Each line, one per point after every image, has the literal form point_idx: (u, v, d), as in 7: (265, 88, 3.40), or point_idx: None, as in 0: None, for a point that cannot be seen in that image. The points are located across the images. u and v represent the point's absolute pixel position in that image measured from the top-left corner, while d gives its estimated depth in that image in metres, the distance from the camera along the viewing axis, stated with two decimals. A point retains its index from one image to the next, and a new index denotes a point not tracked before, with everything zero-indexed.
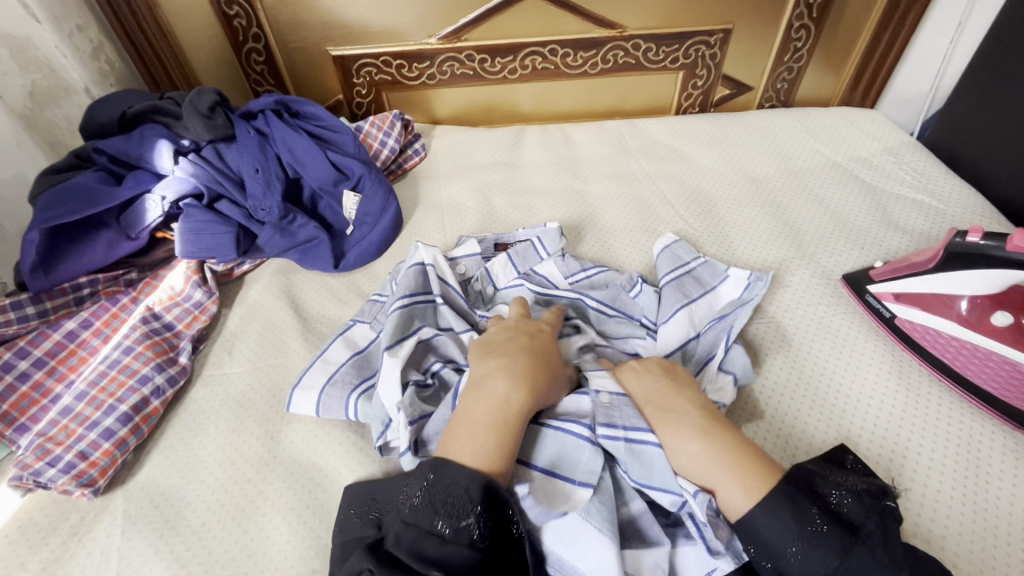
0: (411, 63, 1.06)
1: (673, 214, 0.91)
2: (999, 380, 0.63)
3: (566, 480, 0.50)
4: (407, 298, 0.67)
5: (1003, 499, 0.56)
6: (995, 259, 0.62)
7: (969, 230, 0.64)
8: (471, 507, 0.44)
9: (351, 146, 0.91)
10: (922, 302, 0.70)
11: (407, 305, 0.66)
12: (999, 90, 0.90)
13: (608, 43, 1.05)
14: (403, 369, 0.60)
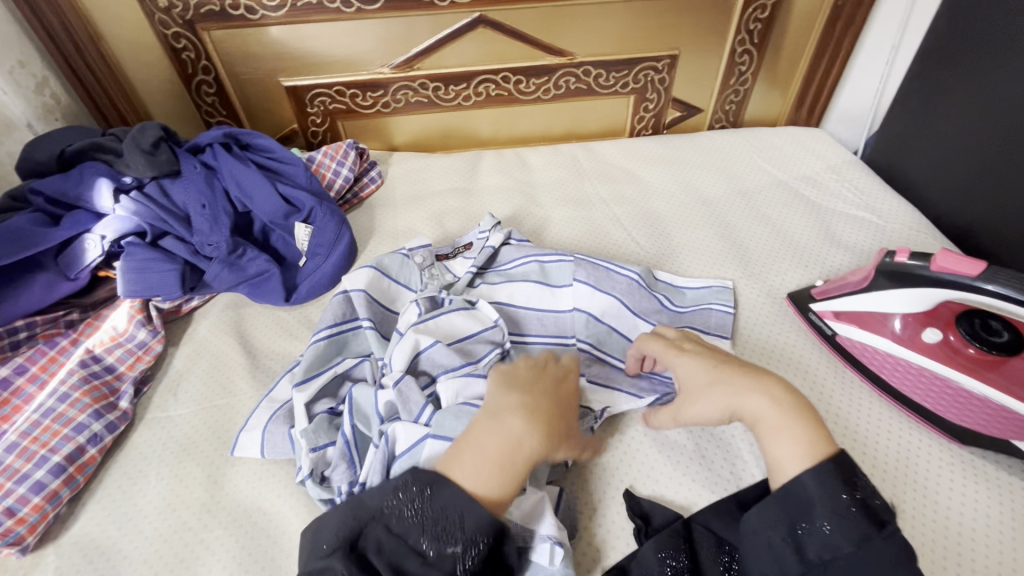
0: (365, 91, 1.06)
1: (625, 236, 0.93)
2: (931, 395, 0.65)
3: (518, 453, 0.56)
4: (333, 327, 0.70)
5: (941, 508, 0.57)
6: (921, 279, 0.64)
7: (897, 251, 0.66)
8: (459, 525, 0.47)
9: (302, 177, 0.90)
10: (858, 320, 0.72)
11: (332, 334, 0.69)
12: (930, 109, 0.94)
13: (559, 69, 1.07)
14: (309, 403, 0.62)
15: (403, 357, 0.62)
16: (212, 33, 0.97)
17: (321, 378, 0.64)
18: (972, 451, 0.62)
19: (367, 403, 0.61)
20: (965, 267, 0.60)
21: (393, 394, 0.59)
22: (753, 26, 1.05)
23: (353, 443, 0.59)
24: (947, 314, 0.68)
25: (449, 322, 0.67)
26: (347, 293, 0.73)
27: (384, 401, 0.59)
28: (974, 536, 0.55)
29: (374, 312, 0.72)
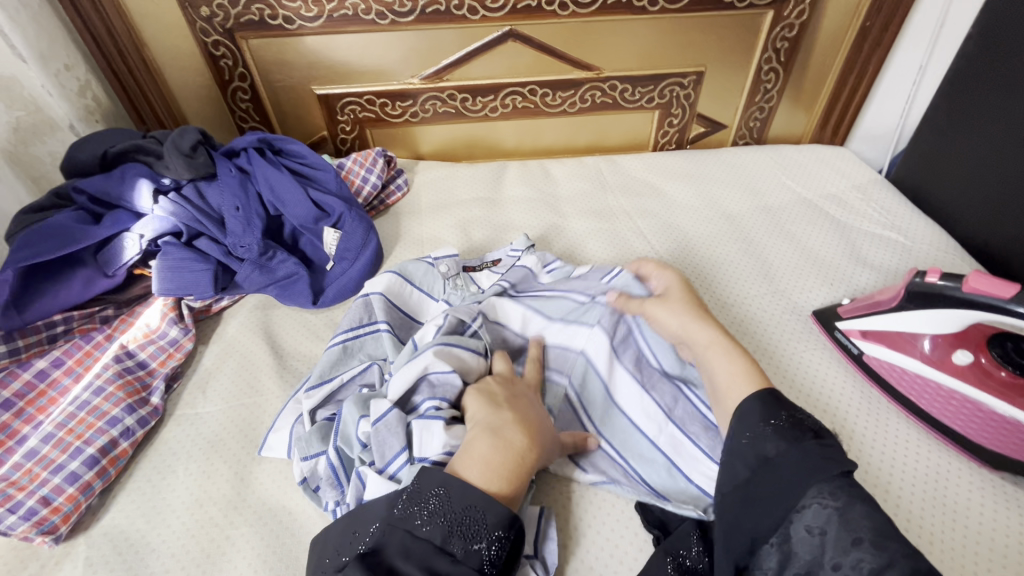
0: (394, 101, 1.08)
1: (649, 249, 0.93)
2: (961, 417, 0.64)
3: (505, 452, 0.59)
4: (350, 332, 0.71)
5: (974, 531, 0.56)
6: (952, 299, 0.63)
7: (928, 270, 0.66)
8: (474, 509, 0.49)
9: (332, 183, 0.92)
10: (888, 340, 0.71)
11: (346, 341, 0.70)
12: (959, 130, 0.93)
13: (585, 84, 1.08)
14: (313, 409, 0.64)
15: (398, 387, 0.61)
16: (249, 42, 1.00)
17: (329, 387, 0.65)
18: (1002, 475, 0.61)
19: (351, 428, 0.60)
20: (998, 289, 0.59)
21: (371, 430, 0.58)
22: (780, 44, 1.06)
23: (340, 466, 0.59)
24: (977, 336, 0.68)
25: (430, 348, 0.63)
26: (368, 297, 0.74)
27: (363, 431, 0.59)
28: (1005, 562, 0.54)
29: (392, 316, 0.73)
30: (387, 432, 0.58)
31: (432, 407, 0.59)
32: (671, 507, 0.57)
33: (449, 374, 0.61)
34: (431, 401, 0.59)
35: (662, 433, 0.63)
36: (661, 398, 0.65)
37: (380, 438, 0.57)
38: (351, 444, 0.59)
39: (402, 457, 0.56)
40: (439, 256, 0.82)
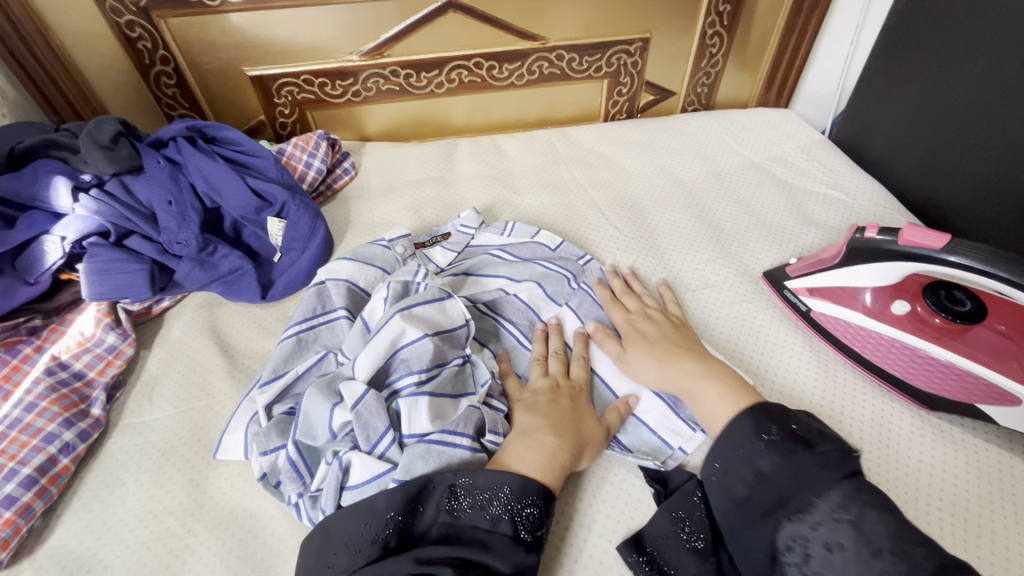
0: (334, 80, 1.03)
1: (604, 221, 0.94)
2: (901, 363, 0.68)
3: (455, 395, 0.61)
4: (304, 323, 0.67)
5: (918, 470, 0.60)
6: (892, 252, 0.65)
7: (867, 226, 0.68)
8: (501, 488, 0.51)
9: (273, 170, 0.88)
10: (833, 295, 0.73)
11: (300, 332, 0.66)
12: (893, 89, 0.96)
13: (532, 54, 1.06)
14: (271, 402, 0.60)
15: (367, 367, 0.58)
16: (169, 21, 0.92)
17: (283, 380, 0.62)
18: (939, 415, 0.65)
19: (320, 417, 0.56)
20: (930, 239, 0.62)
21: (352, 416, 0.54)
22: (723, 8, 1.06)
23: (299, 459, 0.55)
24: (914, 286, 0.71)
25: (396, 325, 0.60)
26: (322, 286, 0.70)
27: (339, 420, 0.55)
28: (950, 498, 0.58)
29: (353, 301, 0.69)
30: (369, 415, 0.55)
31: (412, 384, 0.58)
32: (631, 458, 0.62)
33: (421, 341, 0.59)
34: (409, 377, 0.58)
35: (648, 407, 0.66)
36: None
37: (364, 422, 0.54)
38: (314, 433, 0.55)
39: (390, 438, 0.55)
40: (393, 238, 0.80)
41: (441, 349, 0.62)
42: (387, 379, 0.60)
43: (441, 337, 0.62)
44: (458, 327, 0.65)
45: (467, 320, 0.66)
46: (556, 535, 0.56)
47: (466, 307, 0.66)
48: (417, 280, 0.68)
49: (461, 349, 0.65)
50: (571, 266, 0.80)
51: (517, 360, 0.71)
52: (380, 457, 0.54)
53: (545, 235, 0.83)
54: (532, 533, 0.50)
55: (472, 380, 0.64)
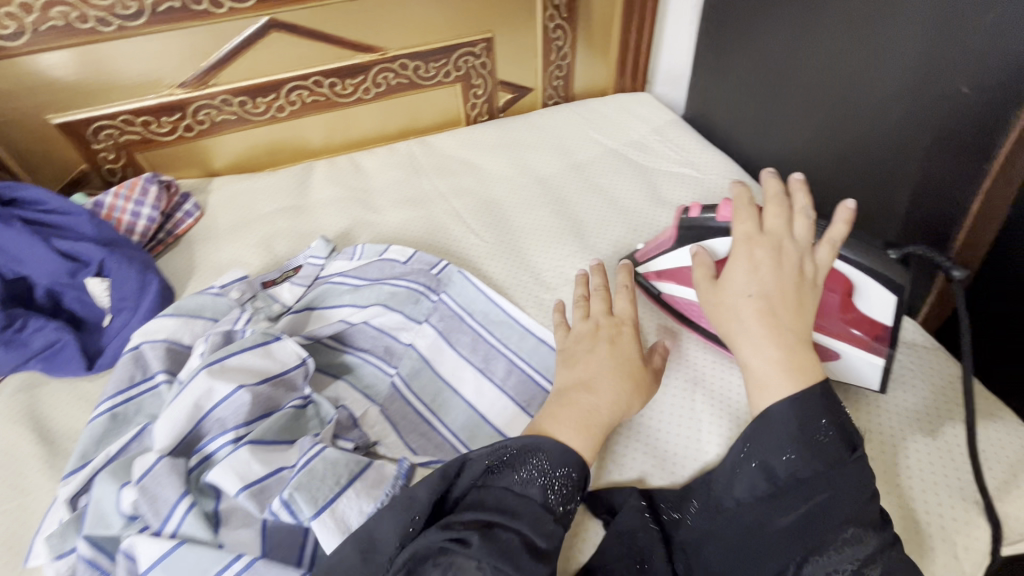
0: (158, 117, 0.95)
1: (465, 229, 0.92)
2: None
3: (288, 442, 0.57)
4: (119, 395, 0.61)
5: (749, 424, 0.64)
6: (714, 228, 0.67)
7: (690, 207, 0.69)
8: (541, 459, 0.52)
9: (88, 227, 0.79)
10: (677, 278, 0.74)
11: (115, 407, 0.60)
12: (724, 64, 1.00)
13: (373, 66, 1.02)
14: (71, 494, 0.53)
15: (168, 435, 0.54)
16: None
17: (88, 466, 0.55)
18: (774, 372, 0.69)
19: (110, 503, 0.51)
20: (744, 212, 0.63)
21: (136, 492, 0.49)
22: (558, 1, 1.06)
23: (96, 553, 0.49)
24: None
25: (202, 384, 0.55)
26: (139, 350, 0.64)
27: (127, 501, 0.50)
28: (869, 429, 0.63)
29: (173, 361, 0.63)
30: (157, 487, 0.50)
31: (227, 443, 0.54)
32: None
33: (235, 395, 0.56)
34: (223, 437, 0.54)
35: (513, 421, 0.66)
36: (495, 376, 0.70)
37: (149, 494, 0.49)
38: (108, 521, 0.50)
39: (184, 507, 0.49)
40: (226, 283, 0.74)
41: (264, 398, 0.58)
42: (199, 443, 0.55)
43: (268, 385, 0.59)
44: (290, 370, 0.62)
45: (303, 358, 0.63)
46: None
47: (299, 345, 0.63)
48: (239, 327, 0.64)
49: (299, 391, 0.62)
50: (427, 284, 0.77)
51: (375, 391, 0.69)
52: (172, 534, 0.49)
53: (395, 250, 0.80)
54: (562, 504, 0.51)
55: (315, 421, 0.61)
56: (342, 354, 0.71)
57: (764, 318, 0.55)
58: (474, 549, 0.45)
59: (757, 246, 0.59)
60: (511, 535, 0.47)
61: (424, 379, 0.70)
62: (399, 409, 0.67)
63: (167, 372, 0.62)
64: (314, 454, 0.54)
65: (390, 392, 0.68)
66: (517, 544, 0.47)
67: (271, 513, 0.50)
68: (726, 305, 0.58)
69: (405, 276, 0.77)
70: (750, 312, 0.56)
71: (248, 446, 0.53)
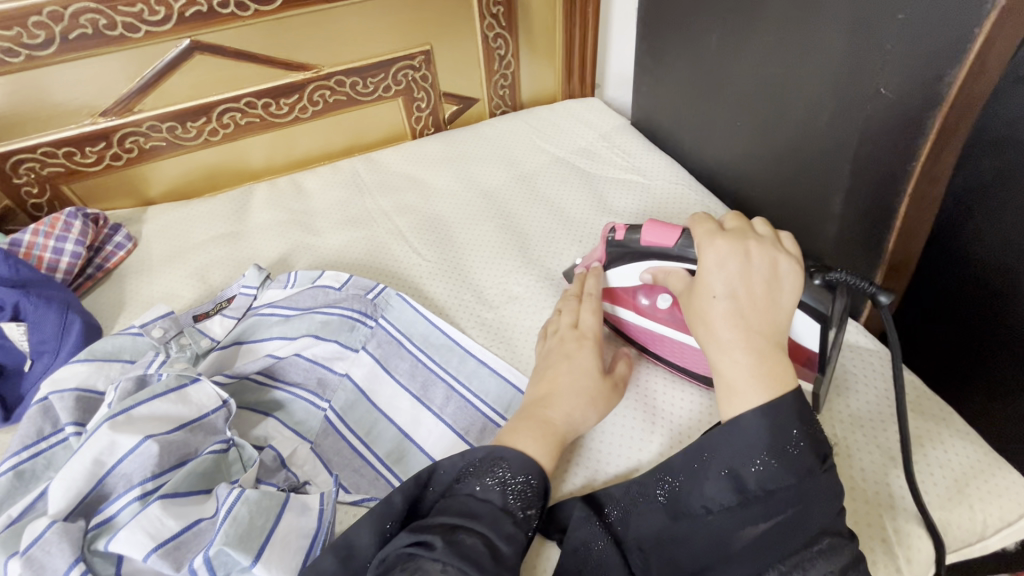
0: (82, 147, 0.91)
1: (407, 248, 0.89)
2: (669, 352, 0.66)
3: (205, 491, 0.54)
4: (25, 451, 0.57)
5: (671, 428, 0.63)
6: (636, 251, 0.65)
7: (616, 227, 0.66)
8: (500, 468, 0.51)
9: (0, 267, 0.74)
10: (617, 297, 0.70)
11: (19, 464, 0.56)
12: (663, 68, 0.99)
13: (308, 84, 0.99)
14: None
15: (67, 496, 0.50)
16: None
17: None
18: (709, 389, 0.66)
19: None
20: (665, 237, 0.61)
21: (21, 564, 0.46)
22: (495, 10, 1.05)
23: None
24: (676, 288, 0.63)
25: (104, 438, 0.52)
26: (47, 401, 0.60)
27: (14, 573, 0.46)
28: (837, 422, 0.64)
29: (83, 410, 0.60)
30: (46, 555, 0.46)
31: (134, 499, 0.51)
32: None
33: (142, 446, 0.53)
34: (129, 493, 0.51)
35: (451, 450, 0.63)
36: (433, 403, 0.67)
37: (39, 565, 0.46)
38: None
39: (77, 573, 0.46)
40: (148, 321, 0.70)
41: (177, 447, 0.55)
42: (102, 502, 0.52)
43: (183, 432, 0.56)
44: (209, 413, 0.59)
45: (224, 400, 0.60)
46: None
47: (218, 386, 0.61)
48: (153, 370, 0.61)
49: (220, 433, 0.59)
50: (366, 311, 0.75)
51: (308, 427, 0.66)
52: None
53: (329, 276, 0.77)
54: (522, 509, 0.49)
55: (237, 464, 0.58)
56: (274, 390, 0.68)
57: (734, 321, 0.53)
58: (442, 552, 0.44)
59: (719, 242, 0.57)
60: (478, 539, 0.46)
61: (360, 411, 0.67)
62: (333, 445, 0.65)
63: (75, 424, 0.58)
64: (235, 497, 0.51)
65: (324, 427, 0.66)
66: (482, 547, 0.45)
67: (190, 569, 0.47)
68: (696, 307, 0.56)
69: (340, 303, 0.75)
70: (715, 314, 0.54)
71: (157, 501, 0.50)
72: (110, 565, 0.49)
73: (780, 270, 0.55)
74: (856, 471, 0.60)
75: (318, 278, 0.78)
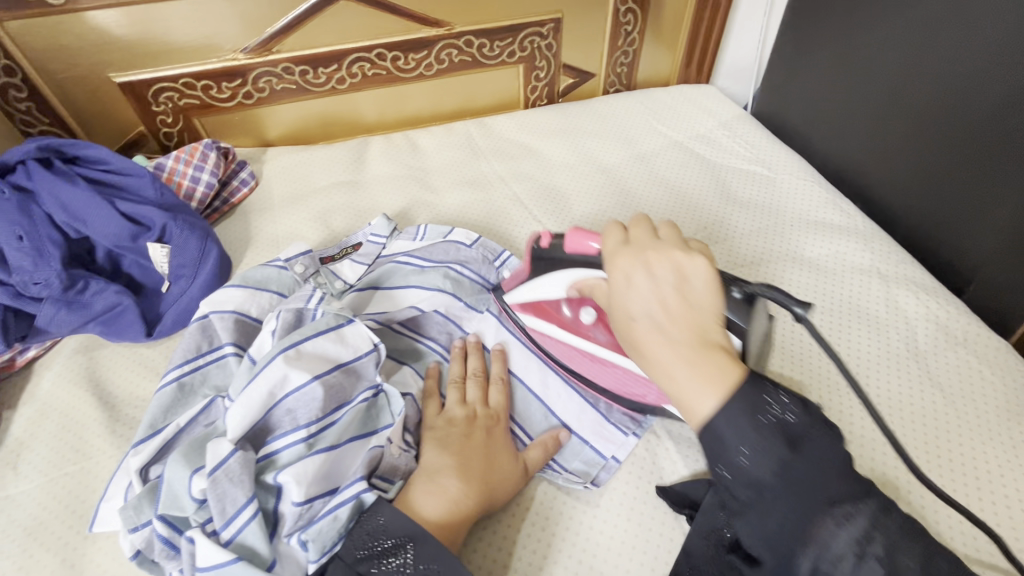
0: (219, 82, 0.93)
1: (527, 216, 0.89)
2: (599, 373, 0.65)
3: (362, 439, 0.55)
4: (186, 364, 0.59)
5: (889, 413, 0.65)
6: (557, 258, 0.62)
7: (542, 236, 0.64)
8: (407, 551, 0.47)
9: (149, 190, 0.77)
10: (537, 310, 0.68)
11: (182, 377, 0.58)
12: (808, 58, 0.96)
13: (438, 42, 0.98)
14: (144, 465, 0.52)
15: (242, 419, 0.52)
16: (7, 26, 0.80)
17: (159, 438, 0.53)
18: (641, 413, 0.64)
19: (181, 485, 0.49)
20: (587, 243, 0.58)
21: (207, 484, 0.47)
22: None
23: (168, 536, 0.48)
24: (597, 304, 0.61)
25: (276, 372, 0.53)
26: (206, 319, 0.62)
27: (197, 488, 0.48)
28: (985, 456, 0.61)
29: (243, 334, 0.62)
30: (228, 482, 0.48)
31: (299, 441, 0.52)
32: (561, 480, 0.59)
33: (308, 387, 0.53)
34: (295, 434, 0.52)
35: (584, 418, 0.64)
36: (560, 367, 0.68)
37: (219, 491, 0.47)
38: (180, 505, 0.48)
39: (250, 512, 0.47)
40: (290, 256, 0.70)
41: (337, 388, 0.56)
42: (268, 434, 0.53)
43: (341, 373, 0.56)
44: (365, 356, 0.58)
45: (375, 344, 0.59)
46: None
47: (371, 329, 0.60)
48: (312, 306, 0.61)
49: (372, 380, 0.58)
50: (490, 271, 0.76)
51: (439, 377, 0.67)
52: (224, 541, 0.47)
53: (460, 232, 0.77)
54: None
55: (380, 414, 0.58)
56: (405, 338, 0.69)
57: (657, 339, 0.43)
58: None
59: (619, 258, 0.49)
60: None
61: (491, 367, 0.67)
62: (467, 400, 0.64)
63: (237, 347, 0.60)
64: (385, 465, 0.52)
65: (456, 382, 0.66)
66: None
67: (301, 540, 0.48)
68: (621, 331, 0.47)
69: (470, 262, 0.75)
70: (642, 338, 0.45)
71: (324, 453, 0.52)
72: (272, 499, 0.51)
73: (693, 268, 0.45)
74: (1003, 498, 0.58)
75: (449, 234, 0.78)
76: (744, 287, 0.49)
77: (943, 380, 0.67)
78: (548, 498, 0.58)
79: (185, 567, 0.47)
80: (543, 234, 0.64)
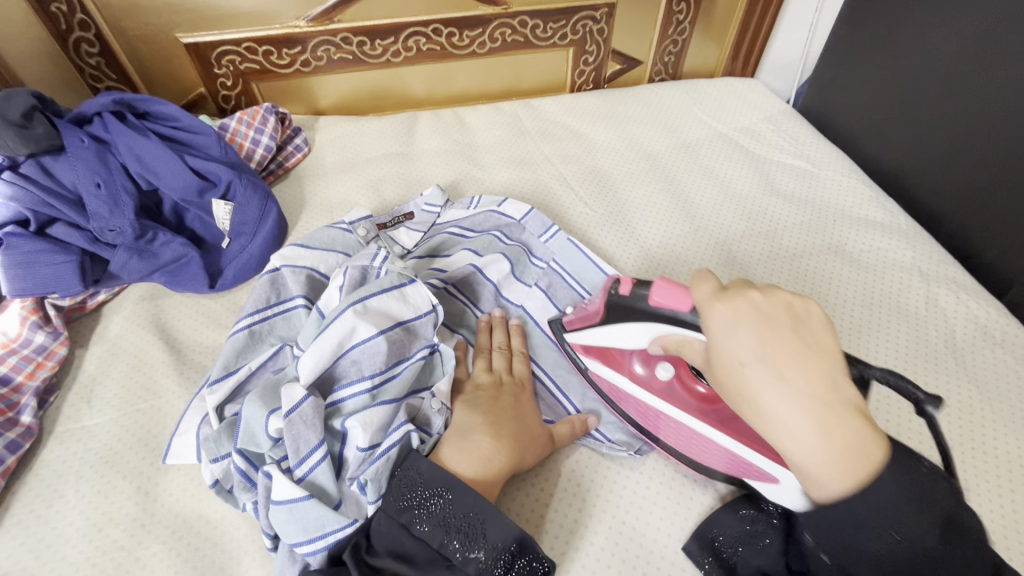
0: (280, 48, 0.95)
1: (573, 196, 0.91)
2: (672, 435, 0.59)
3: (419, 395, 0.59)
4: (256, 314, 0.62)
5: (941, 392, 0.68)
6: (642, 310, 0.57)
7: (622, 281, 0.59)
8: (443, 495, 0.49)
9: (214, 148, 0.81)
10: (605, 355, 0.63)
11: (253, 324, 0.62)
12: (860, 56, 0.96)
13: (494, 21, 1.00)
14: (219, 403, 0.57)
15: (314, 366, 0.55)
16: None
17: (233, 379, 0.58)
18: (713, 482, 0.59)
19: (258, 424, 0.53)
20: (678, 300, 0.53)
21: (284, 424, 0.51)
22: None
23: (246, 468, 0.52)
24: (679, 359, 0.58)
25: (347, 324, 0.56)
26: (276, 272, 0.65)
27: (274, 428, 0.52)
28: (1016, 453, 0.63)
29: (312, 288, 0.66)
30: (303, 424, 0.51)
31: (365, 390, 0.55)
32: (605, 449, 0.61)
33: (374, 341, 0.56)
34: (362, 383, 0.55)
35: None
36: None
37: (294, 432, 0.51)
38: (257, 441, 0.52)
39: (322, 453, 0.51)
40: (354, 219, 0.74)
41: (400, 344, 0.58)
42: (336, 382, 0.57)
43: (403, 329, 0.59)
44: (425, 316, 0.61)
45: (434, 306, 0.62)
46: (561, 531, 0.56)
47: (431, 291, 0.62)
48: (376, 264, 0.64)
49: (428, 338, 0.61)
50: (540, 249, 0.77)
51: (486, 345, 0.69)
52: (297, 478, 0.50)
53: (511, 206, 0.79)
54: (461, 552, 0.47)
55: (427, 373, 0.62)
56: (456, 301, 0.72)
57: (797, 400, 0.40)
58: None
59: (716, 307, 0.45)
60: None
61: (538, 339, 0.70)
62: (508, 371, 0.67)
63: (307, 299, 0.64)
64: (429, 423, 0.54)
65: None
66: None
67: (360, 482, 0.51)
68: (723, 376, 0.44)
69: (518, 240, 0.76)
70: (751, 388, 0.41)
71: (388, 402, 0.55)
72: (339, 443, 0.54)
73: (806, 312, 0.43)
74: None
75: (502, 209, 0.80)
76: (864, 369, 0.47)
77: (979, 377, 0.69)
78: (589, 469, 0.60)
79: (260, 499, 0.51)
80: (623, 278, 0.59)
